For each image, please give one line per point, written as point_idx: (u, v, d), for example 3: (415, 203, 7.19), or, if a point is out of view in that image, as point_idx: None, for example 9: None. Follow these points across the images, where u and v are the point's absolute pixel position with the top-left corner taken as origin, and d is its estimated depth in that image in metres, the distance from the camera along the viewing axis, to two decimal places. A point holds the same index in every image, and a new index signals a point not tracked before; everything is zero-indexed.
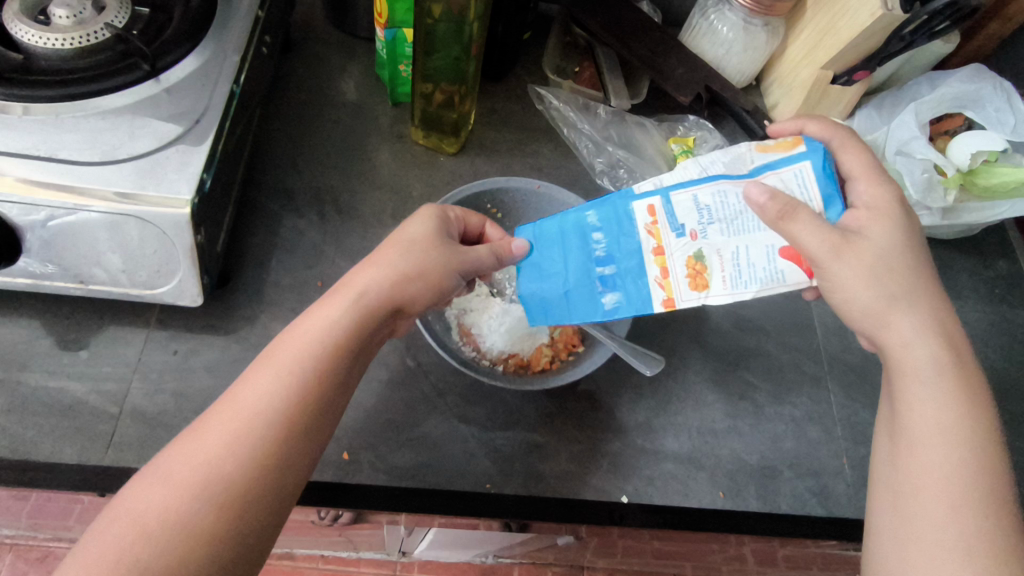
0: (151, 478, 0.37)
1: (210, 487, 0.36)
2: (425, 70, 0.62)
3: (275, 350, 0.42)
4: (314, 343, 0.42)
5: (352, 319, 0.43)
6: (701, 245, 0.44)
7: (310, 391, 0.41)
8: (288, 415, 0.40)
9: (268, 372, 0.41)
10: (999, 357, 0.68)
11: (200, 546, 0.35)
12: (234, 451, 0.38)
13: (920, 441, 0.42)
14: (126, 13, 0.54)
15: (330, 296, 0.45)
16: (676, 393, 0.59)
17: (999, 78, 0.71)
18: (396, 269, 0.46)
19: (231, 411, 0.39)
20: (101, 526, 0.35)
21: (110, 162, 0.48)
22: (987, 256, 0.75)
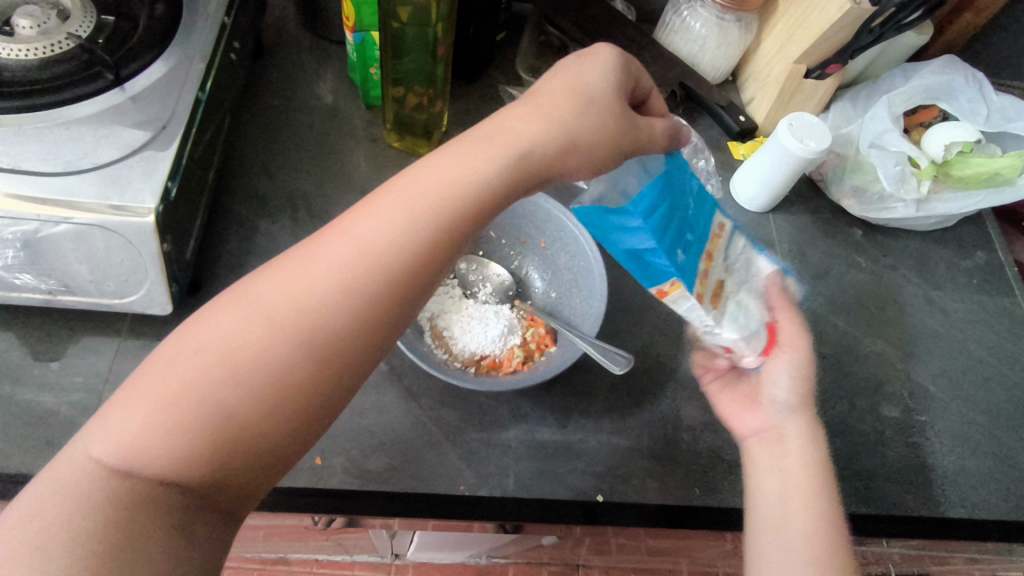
0: (241, 308, 0.36)
1: (313, 336, 0.36)
2: (396, 73, 0.62)
3: (401, 191, 0.40)
4: (442, 198, 0.40)
5: (492, 179, 0.41)
6: (729, 277, 0.52)
7: (428, 255, 0.39)
8: (405, 274, 0.38)
9: (390, 220, 0.39)
10: (978, 347, 0.68)
11: (291, 393, 0.35)
12: (339, 303, 0.37)
13: (795, 491, 0.48)
14: (90, 22, 0.54)
15: (472, 145, 0.42)
16: (652, 391, 0.59)
17: (970, 68, 0.71)
18: (560, 128, 0.43)
19: (342, 256, 0.38)
20: (191, 345, 0.35)
21: (73, 173, 0.48)
22: (966, 247, 0.75)
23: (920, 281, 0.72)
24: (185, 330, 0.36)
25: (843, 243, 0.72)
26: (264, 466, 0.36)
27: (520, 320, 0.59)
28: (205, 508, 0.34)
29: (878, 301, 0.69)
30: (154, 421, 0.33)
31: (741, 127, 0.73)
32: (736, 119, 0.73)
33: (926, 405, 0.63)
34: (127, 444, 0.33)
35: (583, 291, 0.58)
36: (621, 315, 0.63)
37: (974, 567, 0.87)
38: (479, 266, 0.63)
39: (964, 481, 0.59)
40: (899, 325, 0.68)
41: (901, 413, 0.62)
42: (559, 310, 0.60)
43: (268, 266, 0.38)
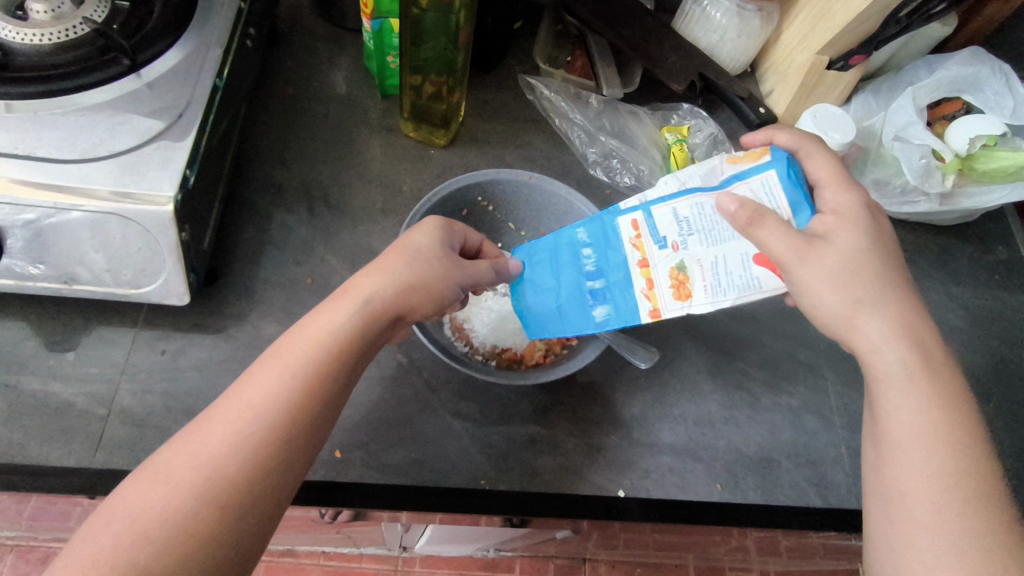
0: (145, 478, 0.37)
1: (210, 488, 0.37)
2: (414, 62, 0.60)
3: (280, 349, 0.42)
4: (314, 346, 0.42)
5: (359, 323, 0.44)
6: (683, 256, 0.43)
7: (310, 391, 0.41)
8: (291, 420, 0.40)
9: (272, 372, 0.41)
10: (1000, 344, 0.67)
11: (197, 550, 0.35)
12: (231, 453, 0.38)
13: (896, 446, 0.40)
14: (105, 7, 0.53)
15: (331, 300, 0.45)
16: (673, 385, 0.58)
17: (997, 60, 0.70)
18: (402, 276, 0.46)
19: (231, 411, 0.39)
20: (102, 521, 0.35)
21: (90, 160, 0.47)
22: (987, 242, 0.74)
23: (941, 276, 0.71)
24: (94, 512, 0.36)
25: None
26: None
27: None
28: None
29: None
30: None
31: (761, 119, 0.72)
32: (756, 112, 0.71)
33: None
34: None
35: None
36: None
37: None
38: None
39: None
40: None
41: None
42: None
43: (168, 440, 0.39)
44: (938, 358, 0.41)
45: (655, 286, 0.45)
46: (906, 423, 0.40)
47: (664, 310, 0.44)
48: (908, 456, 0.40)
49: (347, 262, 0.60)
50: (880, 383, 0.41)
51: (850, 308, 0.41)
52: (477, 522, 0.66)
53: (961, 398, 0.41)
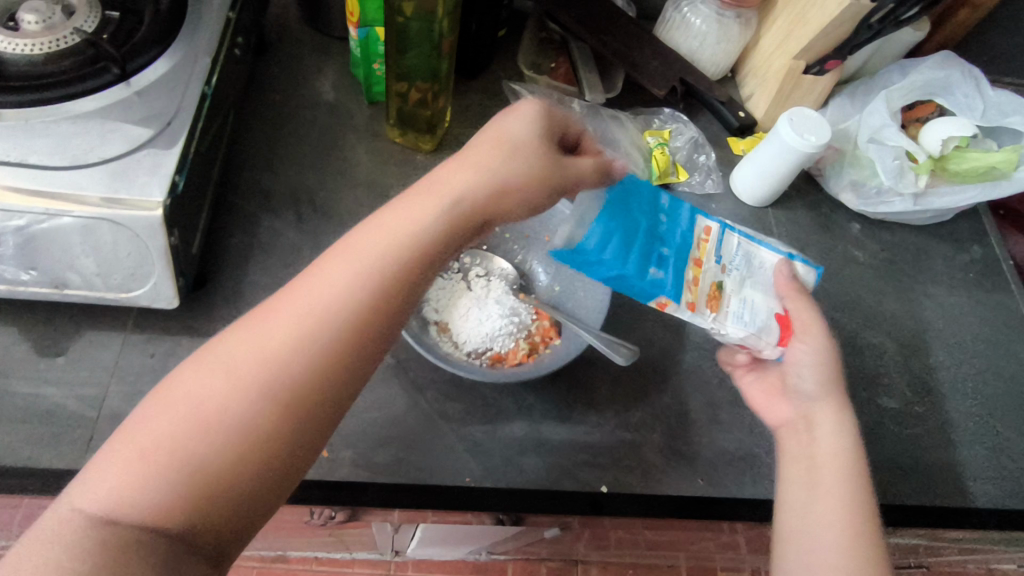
0: (208, 365, 0.35)
1: (271, 387, 0.35)
2: (399, 69, 0.62)
3: (355, 240, 0.39)
4: (389, 242, 0.39)
5: (445, 221, 0.40)
6: (724, 278, 0.57)
7: (385, 295, 0.38)
8: (359, 323, 0.37)
9: (343, 265, 0.38)
10: (974, 340, 0.69)
11: (253, 451, 0.34)
12: (297, 353, 0.35)
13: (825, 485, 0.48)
14: (95, 17, 0.54)
15: (416, 193, 0.41)
16: (655, 384, 0.59)
17: (967, 64, 0.72)
18: (496, 174, 0.43)
19: (300, 302, 0.37)
20: (162, 403, 0.34)
21: (80, 166, 0.48)
22: (961, 241, 0.76)
23: (917, 275, 0.73)
24: (155, 391, 0.35)
25: (843, 237, 0.73)
26: (240, 518, 0.34)
27: (527, 313, 0.58)
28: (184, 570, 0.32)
29: (875, 296, 0.70)
30: (125, 479, 0.32)
31: (741, 122, 0.74)
32: (736, 115, 0.74)
33: (923, 397, 0.65)
34: (101, 498, 0.32)
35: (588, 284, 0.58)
36: (623, 309, 0.63)
37: (971, 555, 0.89)
38: (484, 261, 0.62)
39: (959, 472, 0.61)
40: (896, 319, 0.69)
41: (900, 404, 0.64)
42: (563, 303, 0.59)
43: (233, 322, 0.37)
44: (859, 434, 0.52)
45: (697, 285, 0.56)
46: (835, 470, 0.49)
47: (691, 313, 0.54)
48: (839, 494, 0.48)
49: None
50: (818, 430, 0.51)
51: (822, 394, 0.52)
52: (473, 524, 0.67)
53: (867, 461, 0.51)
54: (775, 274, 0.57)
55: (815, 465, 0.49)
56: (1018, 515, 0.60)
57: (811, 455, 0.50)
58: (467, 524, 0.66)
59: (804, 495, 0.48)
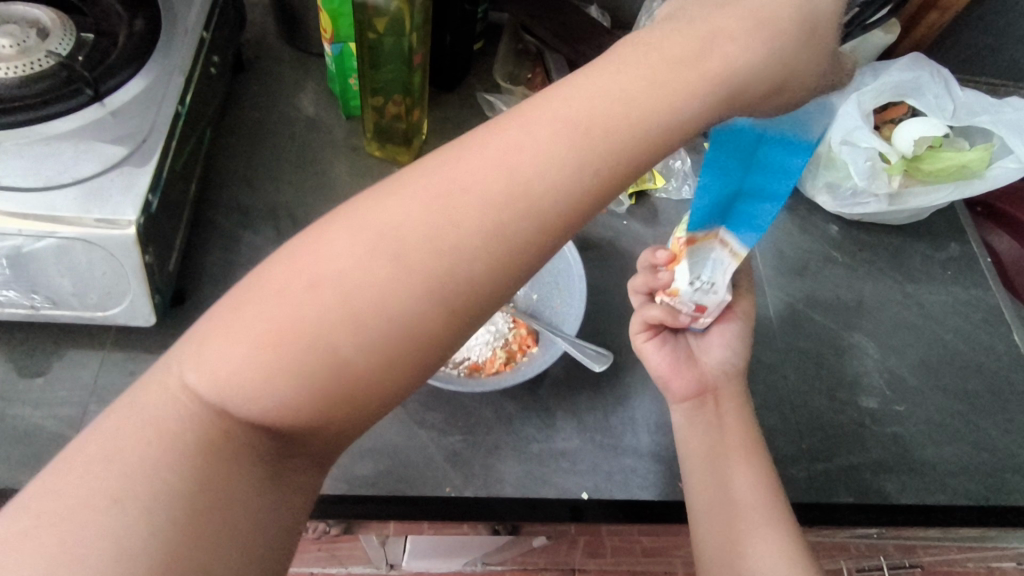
0: (372, 235, 0.28)
1: (443, 287, 0.28)
2: (374, 84, 0.62)
3: (564, 103, 0.29)
4: (600, 121, 0.29)
5: (666, 113, 0.30)
6: None
7: (576, 203, 0.29)
8: (559, 228, 0.29)
9: (555, 142, 0.29)
10: (954, 337, 0.70)
11: (407, 357, 0.28)
12: (479, 249, 0.28)
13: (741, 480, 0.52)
14: (69, 40, 0.56)
15: (658, 60, 0.30)
16: (634, 389, 0.59)
17: (936, 65, 0.73)
18: (752, 60, 0.32)
19: (497, 182, 0.28)
20: (309, 279, 0.28)
21: (53, 188, 0.48)
22: (939, 239, 0.77)
23: (896, 274, 0.73)
24: (298, 243, 0.29)
25: (820, 239, 0.74)
26: (366, 419, 0.30)
27: (505, 322, 0.58)
28: (294, 448, 0.31)
29: (854, 296, 0.70)
30: (259, 358, 0.27)
31: None
32: None
33: (904, 396, 0.65)
34: (231, 372, 0.28)
35: (565, 291, 0.59)
36: (601, 315, 0.63)
37: (964, 553, 0.89)
38: None
39: (941, 469, 0.61)
40: (876, 318, 0.69)
41: (881, 403, 0.64)
42: (540, 312, 0.59)
43: (404, 177, 0.29)
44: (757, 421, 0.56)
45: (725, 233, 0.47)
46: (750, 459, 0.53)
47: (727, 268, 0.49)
48: (750, 484, 0.51)
49: None
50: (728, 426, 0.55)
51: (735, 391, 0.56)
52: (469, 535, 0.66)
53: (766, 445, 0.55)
54: None
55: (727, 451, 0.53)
56: (1002, 511, 0.60)
57: (725, 456, 0.53)
58: (458, 535, 0.65)
59: (720, 484, 0.52)
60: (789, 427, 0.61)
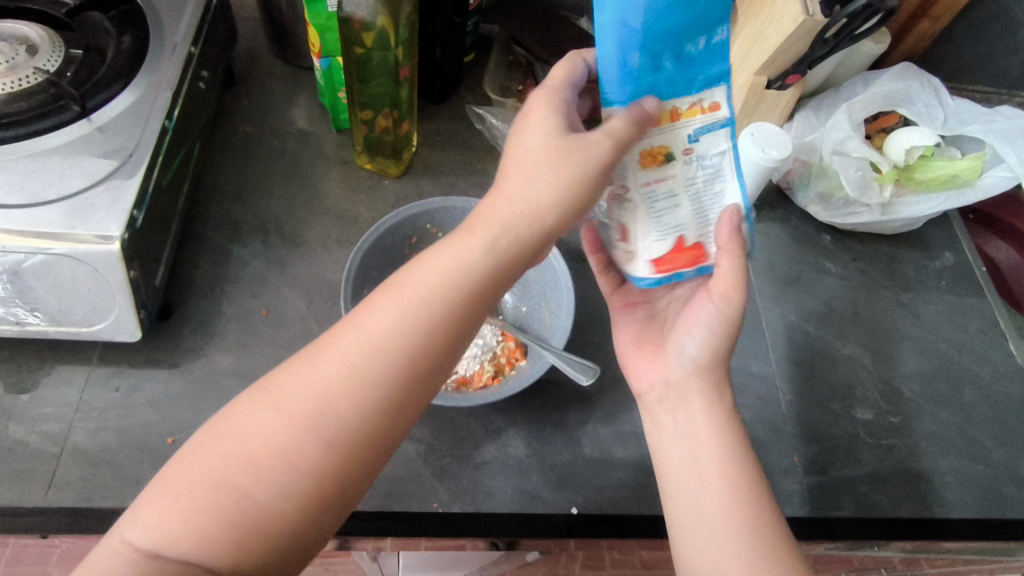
0: (266, 402, 0.38)
1: (322, 424, 0.38)
2: (363, 97, 0.62)
3: (401, 282, 0.41)
4: (431, 285, 0.40)
5: (487, 263, 0.40)
6: (684, 172, 0.45)
7: (419, 349, 0.39)
8: (404, 365, 0.39)
9: (394, 302, 0.40)
10: (949, 347, 0.69)
11: (302, 489, 0.37)
12: (347, 392, 0.38)
13: (718, 512, 0.46)
14: (58, 56, 0.56)
15: (462, 229, 0.42)
16: (625, 402, 0.59)
17: (926, 74, 0.73)
18: (531, 198, 0.41)
19: (352, 341, 0.39)
20: (222, 444, 0.37)
21: (38, 204, 0.48)
22: (934, 248, 0.76)
23: (890, 284, 0.72)
24: (213, 423, 0.39)
25: (813, 249, 0.73)
26: (280, 561, 0.37)
27: (492, 336, 0.58)
28: None
29: (848, 306, 0.70)
30: (182, 511, 0.36)
31: None
32: None
33: (899, 407, 0.64)
34: (161, 529, 0.35)
35: (553, 304, 0.58)
36: (591, 327, 0.63)
37: (966, 567, 0.87)
38: None
39: (936, 482, 0.60)
40: (869, 328, 0.69)
41: (875, 415, 0.63)
42: (529, 324, 0.59)
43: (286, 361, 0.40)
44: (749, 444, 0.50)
45: (678, 121, 0.43)
46: (727, 482, 0.47)
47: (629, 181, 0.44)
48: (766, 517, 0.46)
49: (302, 293, 0.61)
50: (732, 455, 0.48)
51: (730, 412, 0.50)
52: (463, 552, 0.65)
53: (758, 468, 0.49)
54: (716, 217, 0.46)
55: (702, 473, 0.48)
56: (998, 524, 0.59)
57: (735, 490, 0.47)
58: (452, 551, 0.64)
59: (698, 518, 0.47)
60: (782, 439, 0.61)
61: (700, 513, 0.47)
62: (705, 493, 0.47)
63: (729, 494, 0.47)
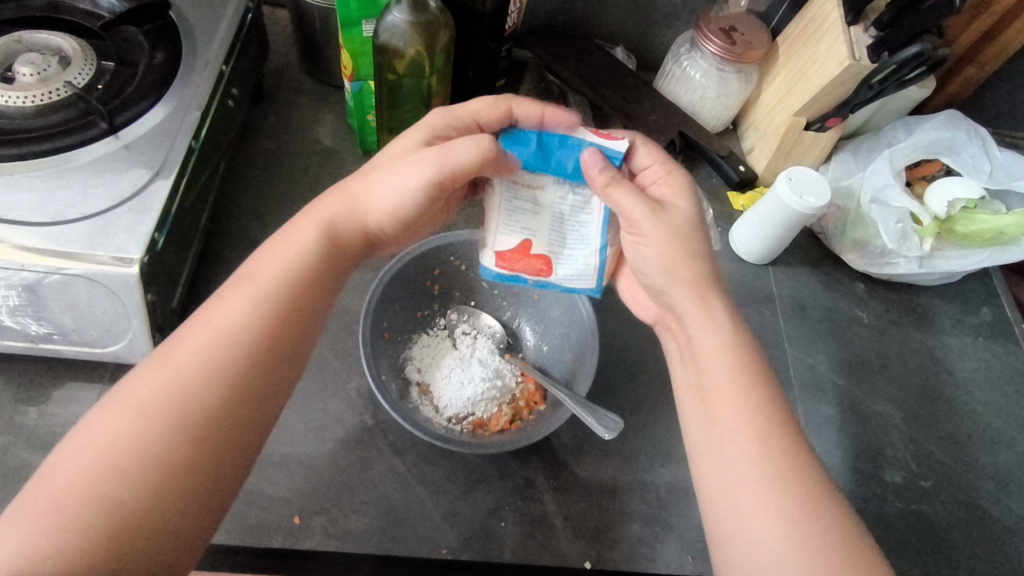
0: (122, 405, 0.38)
1: (183, 417, 0.39)
2: (391, 122, 0.61)
3: (250, 275, 0.45)
4: (284, 269, 0.45)
5: (319, 251, 0.47)
6: (552, 191, 0.50)
7: (276, 325, 0.43)
8: (257, 345, 0.42)
9: (245, 292, 0.44)
10: (982, 407, 0.66)
11: (167, 483, 0.37)
12: (201, 381, 0.40)
13: (754, 500, 0.41)
14: (89, 69, 0.56)
15: (302, 226, 0.48)
16: (644, 450, 0.57)
17: (974, 124, 0.70)
18: (370, 200, 0.49)
19: (205, 333, 0.42)
20: (77, 453, 0.37)
21: (60, 222, 0.47)
22: (971, 303, 0.73)
23: (925, 339, 0.70)
24: (66, 442, 0.37)
25: (846, 297, 0.71)
26: (166, 558, 0.36)
27: (512, 376, 0.56)
28: None
29: (879, 360, 0.67)
30: (42, 530, 0.34)
31: (741, 177, 0.74)
32: (736, 170, 0.74)
33: (931, 470, 0.61)
34: (10, 557, 0.33)
35: (576, 347, 0.56)
36: (613, 370, 0.61)
37: None
38: (472, 318, 0.60)
39: (967, 552, 0.57)
40: (901, 386, 0.66)
41: (905, 478, 0.60)
42: (550, 365, 0.57)
43: (135, 368, 0.41)
44: (767, 401, 0.45)
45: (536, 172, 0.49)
46: (736, 407, 0.44)
47: (506, 195, 0.50)
48: (793, 472, 0.42)
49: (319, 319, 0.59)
50: (749, 400, 0.45)
51: (750, 370, 0.46)
52: None
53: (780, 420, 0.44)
54: (590, 225, 0.51)
55: (710, 405, 0.45)
56: None
57: (749, 456, 0.43)
58: None
59: (724, 492, 0.43)
60: None
61: (714, 443, 0.44)
62: (720, 424, 0.44)
63: (743, 418, 0.44)
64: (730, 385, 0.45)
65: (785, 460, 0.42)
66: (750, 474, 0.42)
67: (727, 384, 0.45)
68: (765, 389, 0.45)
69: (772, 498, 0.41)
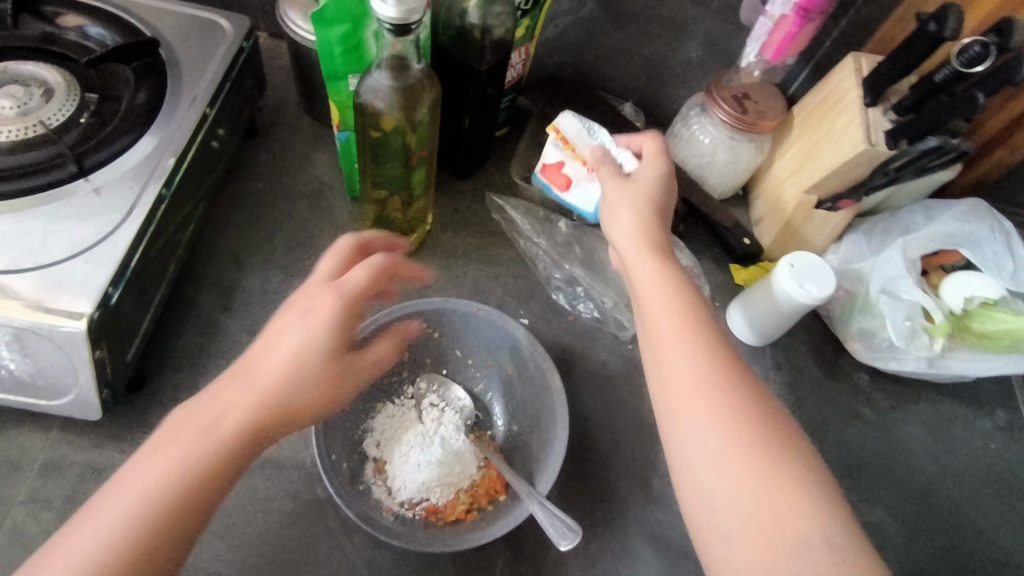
0: (64, 549, 0.36)
1: (127, 554, 0.36)
2: (376, 177, 0.59)
3: (194, 417, 0.41)
4: (230, 420, 0.41)
5: (256, 412, 0.41)
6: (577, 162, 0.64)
7: (226, 459, 0.40)
8: (206, 478, 0.39)
9: (194, 430, 0.40)
10: (987, 525, 0.61)
11: None
12: (145, 522, 0.37)
13: (751, 521, 0.39)
14: (72, 102, 0.54)
15: (236, 379, 0.43)
16: (610, 549, 0.53)
17: (999, 216, 0.65)
18: (280, 386, 0.42)
19: (151, 468, 0.39)
20: None
21: (14, 271, 0.46)
22: (985, 405, 0.68)
23: (931, 442, 0.65)
24: None
25: (848, 390, 0.66)
26: None
27: (474, 461, 0.53)
28: None
29: (878, 462, 0.63)
30: None
31: (745, 250, 0.70)
32: (740, 243, 0.70)
33: None
34: None
35: (544, 435, 0.53)
36: (586, 454, 0.57)
37: None
38: (441, 388, 0.57)
39: None
40: (899, 495, 0.61)
41: None
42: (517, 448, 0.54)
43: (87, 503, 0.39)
44: (729, 392, 0.43)
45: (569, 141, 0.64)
46: (702, 419, 0.42)
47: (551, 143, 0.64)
48: (778, 469, 0.40)
49: None
50: (716, 393, 0.43)
51: (710, 365, 0.44)
52: None
53: (747, 405, 0.43)
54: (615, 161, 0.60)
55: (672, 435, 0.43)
56: None
57: (728, 482, 0.40)
58: None
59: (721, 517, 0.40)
60: None
61: (691, 467, 0.42)
62: (691, 440, 0.42)
63: (728, 437, 0.41)
64: (695, 390, 0.43)
65: (777, 467, 0.40)
66: (725, 474, 0.40)
67: (697, 384, 0.43)
68: (722, 383, 0.44)
69: (758, 501, 0.39)
